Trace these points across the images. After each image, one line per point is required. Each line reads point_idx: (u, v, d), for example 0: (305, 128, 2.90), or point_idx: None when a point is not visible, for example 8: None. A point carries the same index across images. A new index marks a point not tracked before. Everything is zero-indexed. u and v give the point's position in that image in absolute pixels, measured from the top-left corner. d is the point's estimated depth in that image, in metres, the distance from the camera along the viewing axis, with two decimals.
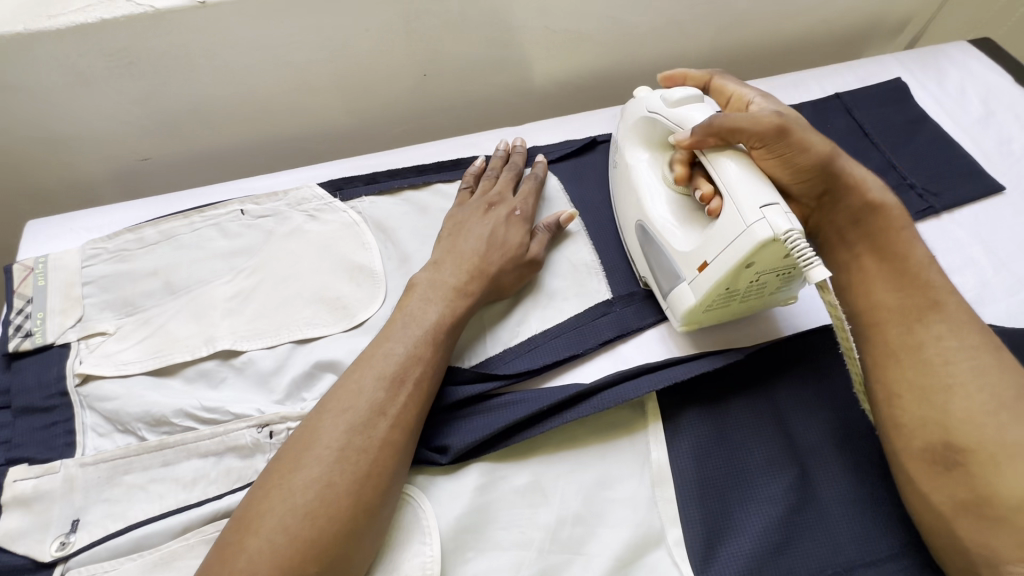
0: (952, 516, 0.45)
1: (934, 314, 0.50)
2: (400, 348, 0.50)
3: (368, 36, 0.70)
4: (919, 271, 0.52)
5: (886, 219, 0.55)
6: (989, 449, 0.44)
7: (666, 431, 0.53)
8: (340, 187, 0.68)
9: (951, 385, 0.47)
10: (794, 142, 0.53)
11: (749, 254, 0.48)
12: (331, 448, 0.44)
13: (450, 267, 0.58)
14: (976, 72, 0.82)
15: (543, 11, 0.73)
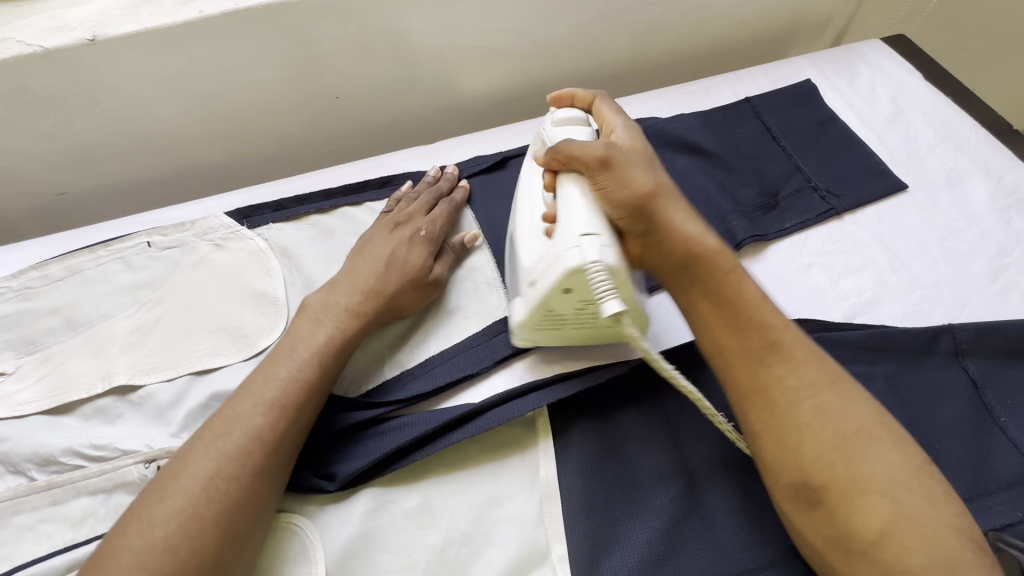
0: (826, 553, 0.42)
1: (774, 354, 0.46)
2: (286, 371, 0.51)
3: (270, 64, 0.70)
4: (748, 311, 0.48)
5: (710, 258, 0.50)
6: (846, 483, 0.41)
7: (557, 446, 0.54)
8: (247, 215, 0.69)
9: (800, 422, 0.43)
10: (618, 174, 0.51)
11: (562, 280, 0.48)
12: (197, 478, 0.44)
13: (346, 291, 0.57)
14: (887, 70, 0.83)
15: (446, 30, 0.74)
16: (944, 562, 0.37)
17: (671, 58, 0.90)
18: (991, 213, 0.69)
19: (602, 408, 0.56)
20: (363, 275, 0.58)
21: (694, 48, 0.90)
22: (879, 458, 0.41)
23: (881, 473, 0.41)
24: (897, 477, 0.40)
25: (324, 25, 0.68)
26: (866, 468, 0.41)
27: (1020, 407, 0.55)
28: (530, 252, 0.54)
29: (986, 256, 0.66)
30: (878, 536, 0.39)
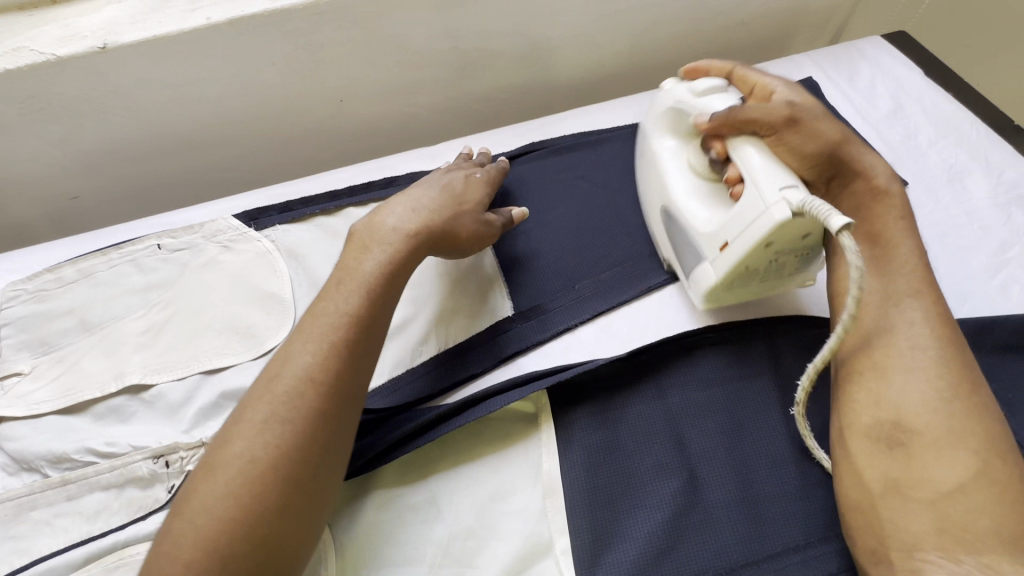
0: (879, 497, 0.46)
1: (911, 300, 0.51)
2: (334, 309, 0.50)
3: (276, 69, 0.71)
4: (921, 268, 0.53)
5: (885, 206, 0.56)
6: (932, 436, 0.46)
7: (559, 440, 0.55)
8: (254, 217, 0.70)
9: (912, 368, 0.48)
10: (805, 131, 0.56)
11: (769, 233, 0.51)
12: (257, 422, 0.45)
13: (407, 209, 0.58)
14: (887, 66, 0.83)
15: (448, 33, 0.75)
16: (1006, 519, 0.43)
17: (671, 58, 0.91)
18: (992, 208, 0.69)
19: (605, 402, 0.57)
20: (423, 199, 0.59)
21: (693, 48, 0.91)
22: (968, 422, 0.46)
23: (973, 437, 0.45)
24: (981, 443, 0.45)
25: (328, 30, 0.69)
26: (953, 427, 0.45)
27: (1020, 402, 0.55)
28: (705, 220, 0.59)
29: (986, 251, 0.66)
30: (950, 487, 0.44)
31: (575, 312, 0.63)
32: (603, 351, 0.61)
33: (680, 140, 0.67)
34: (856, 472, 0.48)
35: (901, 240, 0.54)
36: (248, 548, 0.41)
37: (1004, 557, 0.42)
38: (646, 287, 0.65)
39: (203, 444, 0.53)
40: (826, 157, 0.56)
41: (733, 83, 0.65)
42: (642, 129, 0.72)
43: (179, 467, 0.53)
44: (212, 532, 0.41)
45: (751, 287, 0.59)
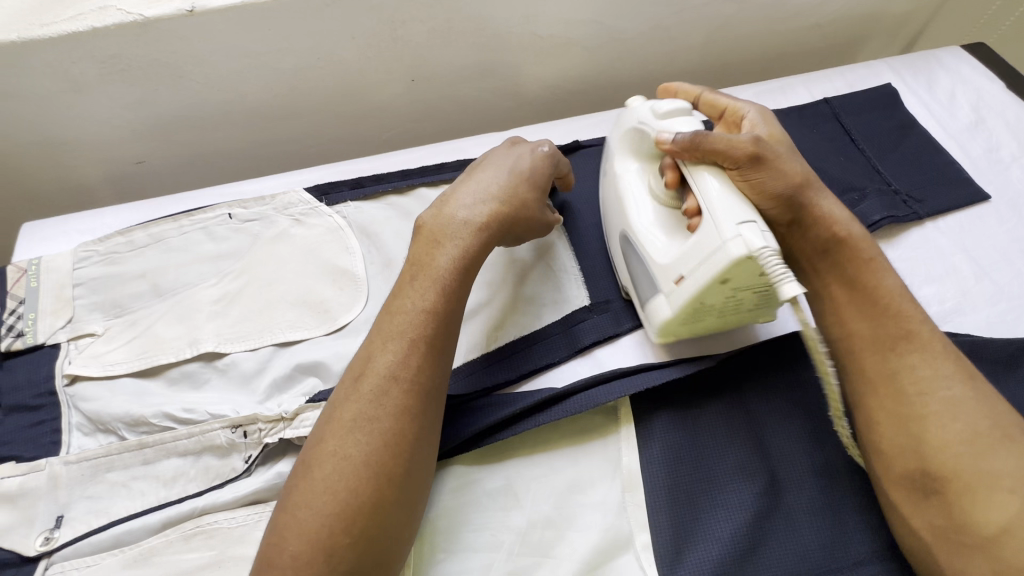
0: (932, 544, 0.46)
1: (907, 346, 0.51)
2: (412, 304, 0.49)
3: (355, 44, 0.71)
4: (909, 312, 0.52)
5: (857, 247, 0.55)
6: (965, 478, 0.46)
7: (638, 434, 0.54)
8: (326, 191, 0.69)
9: (926, 413, 0.48)
10: (768, 166, 0.53)
11: (725, 270, 0.47)
12: (348, 422, 0.45)
13: (474, 196, 0.55)
14: (968, 77, 0.81)
15: (529, 16, 0.73)
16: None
17: (742, 56, 0.89)
18: None
19: (685, 399, 0.56)
20: (490, 186, 0.56)
21: (766, 47, 0.89)
22: (994, 457, 0.46)
23: (1004, 474, 0.45)
24: (1014, 479, 0.45)
25: (412, 7, 0.68)
26: (978, 465, 0.46)
27: None
28: (662, 250, 0.54)
29: None
30: (998, 530, 0.44)
31: None
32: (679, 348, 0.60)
33: (642, 163, 0.62)
34: (902, 520, 0.48)
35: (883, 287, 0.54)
36: (351, 543, 0.41)
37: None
38: None
39: (281, 416, 0.52)
40: (788, 202, 0.54)
41: (700, 108, 0.63)
42: (604, 146, 0.67)
43: (256, 437, 0.52)
44: (315, 528, 0.41)
45: (710, 323, 0.55)
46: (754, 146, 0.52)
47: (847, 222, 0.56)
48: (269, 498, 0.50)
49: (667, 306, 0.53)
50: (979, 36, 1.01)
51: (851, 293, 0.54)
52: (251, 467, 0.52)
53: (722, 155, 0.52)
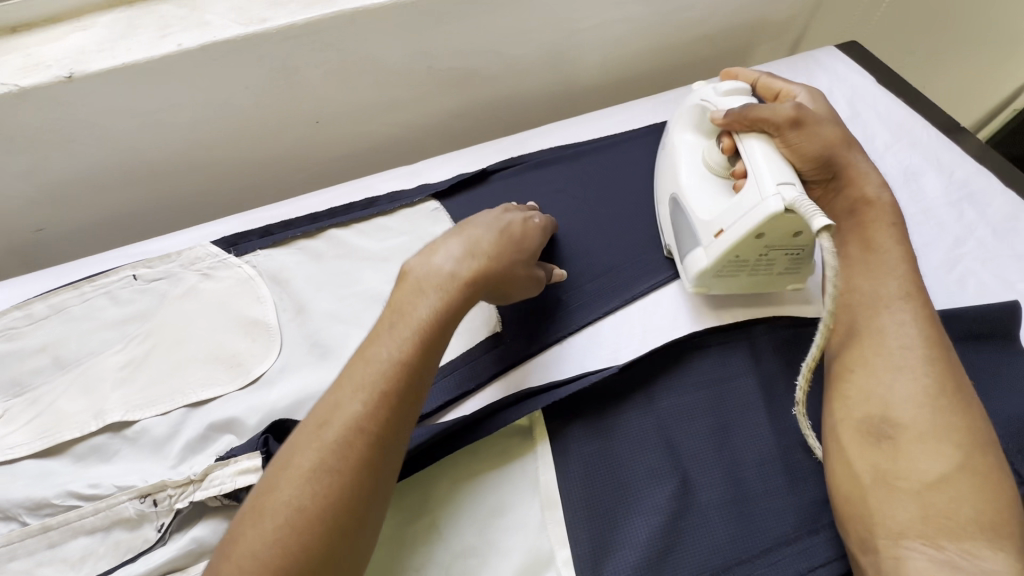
0: (869, 487, 0.47)
1: (903, 303, 0.53)
2: (387, 354, 0.48)
3: (249, 93, 0.71)
4: (906, 277, 0.55)
5: (878, 210, 0.59)
6: (918, 429, 0.47)
7: (553, 451, 0.56)
8: (234, 243, 0.69)
9: (904, 365, 0.50)
10: (805, 129, 0.59)
11: (761, 225, 0.55)
12: (304, 470, 0.43)
13: (461, 249, 0.55)
14: (843, 75, 0.88)
15: (423, 52, 0.75)
16: (984, 509, 0.44)
17: (640, 70, 0.94)
18: (945, 205, 0.74)
19: (597, 411, 0.58)
20: (478, 241, 0.56)
21: (662, 59, 0.93)
22: (953, 418, 0.47)
23: (956, 432, 0.47)
24: (962, 438, 0.46)
25: (302, 53, 0.69)
26: (936, 420, 0.47)
27: (981, 388, 0.59)
28: (706, 206, 0.62)
29: (943, 248, 0.70)
30: (932, 478, 0.45)
31: (562, 323, 0.64)
32: (591, 363, 0.62)
33: (698, 135, 0.69)
34: (845, 461, 0.49)
35: (889, 247, 0.57)
36: None
37: (985, 541, 0.43)
38: (628, 296, 0.66)
39: (190, 479, 0.52)
40: (822, 161, 0.60)
41: (758, 90, 0.71)
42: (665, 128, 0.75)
43: (167, 504, 0.51)
44: None
45: (745, 280, 0.63)
46: (793, 112, 0.59)
47: (878, 187, 0.61)
48: (185, 565, 0.49)
49: (709, 257, 0.60)
50: (857, 32, 1.09)
51: (860, 252, 0.58)
52: (165, 535, 0.51)
53: (761, 125, 0.59)
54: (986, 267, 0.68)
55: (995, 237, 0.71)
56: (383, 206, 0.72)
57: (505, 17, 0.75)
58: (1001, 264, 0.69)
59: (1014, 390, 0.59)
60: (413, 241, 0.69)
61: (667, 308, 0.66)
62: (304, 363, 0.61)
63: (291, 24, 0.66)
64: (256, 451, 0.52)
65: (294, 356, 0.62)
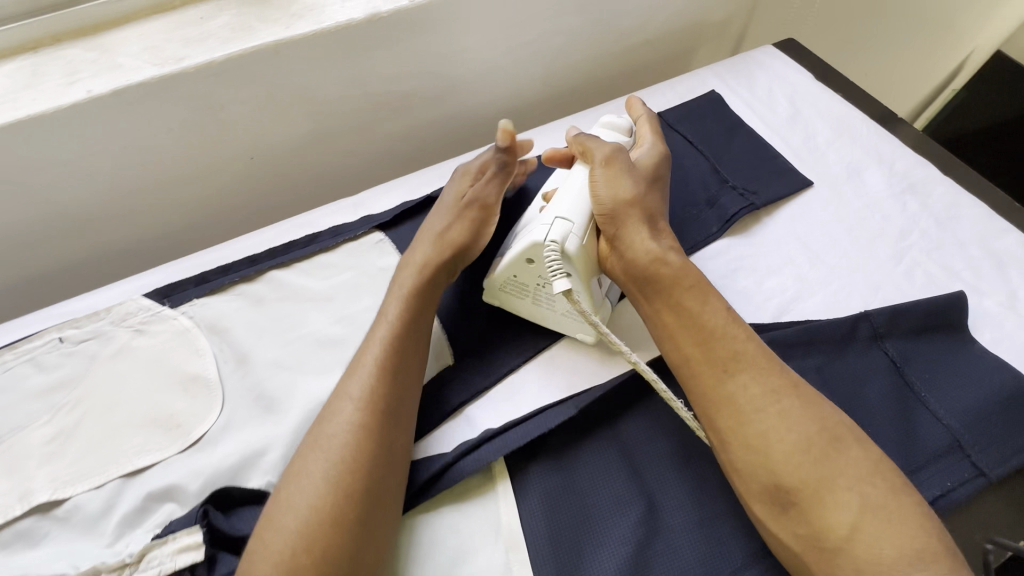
0: (802, 553, 0.46)
1: (737, 365, 0.52)
2: (374, 339, 0.55)
3: (173, 135, 0.68)
4: (736, 326, 0.55)
5: (676, 278, 0.57)
6: (811, 485, 0.46)
7: (514, 488, 0.54)
8: (168, 294, 0.66)
9: (763, 432, 0.49)
10: (609, 176, 0.62)
11: (527, 250, 0.59)
12: (317, 448, 0.49)
13: (422, 241, 0.63)
14: (781, 73, 0.89)
15: (356, 80, 0.73)
16: (905, 539, 0.44)
17: (584, 80, 0.93)
18: (888, 197, 0.75)
19: (559, 442, 0.57)
20: (434, 228, 0.64)
21: (605, 69, 0.93)
22: (834, 460, 0.47)
23: (842, 474, 0.46)
24: (850, 477, 0.46)
25: (227, 90, 0.66)
26: (820, 470, 0.47)
27: (935, 381, 0.59)
28: (526, 219, 0.65)
29: (889, 240, 0.71)
30: (848, 529, 0.44)
31: (515, 352, 0.63)
32: (549, 391, 0.60)
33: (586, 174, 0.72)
34: (767, 531, 0.48)
35: (707, 308, 0.56)
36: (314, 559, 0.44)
37: (918, 573, 0.42)
38: None
39: (125, 561, 0.48)
40: (612, 212, 0.60)
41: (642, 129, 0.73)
42: None
43: None
44: (280, 549, 0.44)
45: (531, 307, 0.63)
46: (607, 155, 0.63)
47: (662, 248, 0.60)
48: None
49: (495, 269, 0.62)
50: (795, 29, 1.11)
51: (670, 313, 0.56)
52: None
53: (587, 158, 0.64)
54: (931, 257, 0.69)
55: (937, 226, 0.72)
56: (325, 242, 0.70)
57: (437, 38, 0.74)
58: (944, 253, 0.70)
59: (965, 381, 0.59)
60: (359, 277, 0.67)
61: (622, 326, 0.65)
62: (248, 418, 0.58)
63: (209, 62, 0.63)
64: (197, 525, 0.49)
65: (238, 412, 0.59)
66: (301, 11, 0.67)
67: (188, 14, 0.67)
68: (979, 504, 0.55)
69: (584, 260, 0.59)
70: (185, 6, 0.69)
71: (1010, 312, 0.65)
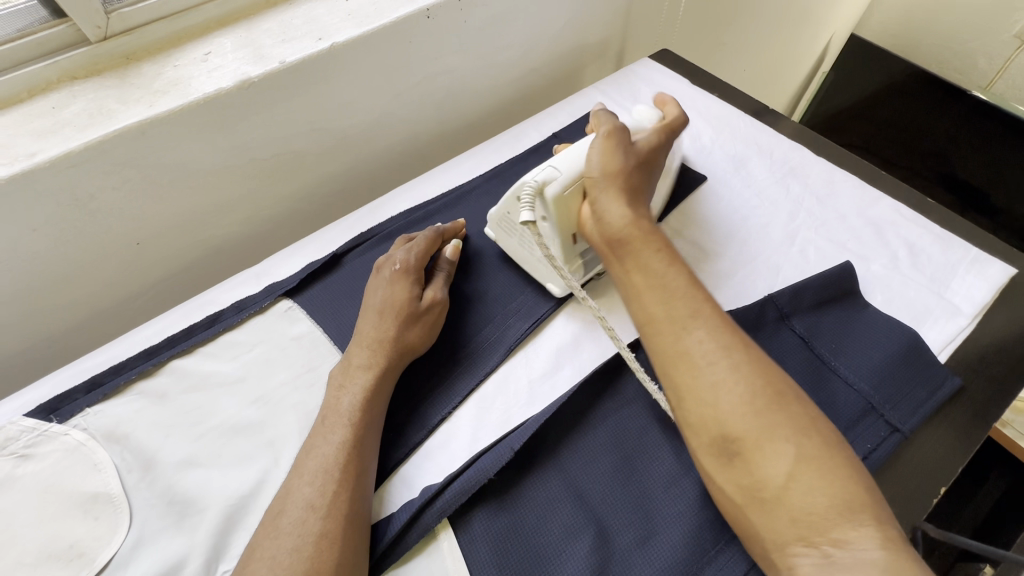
0: (746, 507, 0.44)
1: (694, 323, 0.50)
2: (325, 450, 0.51)
3: (39, 234, 0.62)
4: (696, 290, 0.53)
5: (643, 240, 0.57)
6: (753, 434, 0.44)
7: (459, 539, 0.52)
8: (55, 407, 0.58)
9: (713, 384, 0.47)
10: (608, 145, 0.63)
11: (516, 190, 0.65)
12: (267, 561, 0.45)
13: (360, 345, 0.59)
14: (661, 82, 0.94)
15: (241, 147, 0.71)
16: (836, 488, 0.42)
17: (479, 112, 0.95)
18: (773, 183, 0.80)
19: (501, 484, 0.55)
20: (368, 330, 0.60)
21: (498, 100, 0.95)
22: (776, 412, 0.45)
23: (782, 424, 0.44)
24: (788, 428, 0.44)
25: (95, 176, 0.62)
26: (762, 423, 0.44)
27: (843, 349, 0.63)
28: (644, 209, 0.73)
29: (780, 222, 0.76)
30: (785, 478, 0.43)
31: (446, 398, 0.61)
32: (484, 432, 0.59)
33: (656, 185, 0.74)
34: (715, 487, 0.47)
35: (670, 271, 0.54)
36: None
37: (849, 523, 0.40)
38: (508, 347, 0.65)
39: None
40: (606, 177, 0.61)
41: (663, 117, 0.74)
42: None
43: None
44: None
45: (517, 249, 0.70)
46: (612, 127, 0.65)
47: (635, 218, 0.59)
48: None
49: (497, 207, 0.69)
50: (671, 40, 1.18)
51: (643, 275, 0.55)
52: None
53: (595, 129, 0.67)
54: (819, 233, 0.74)
55: (819, 203, 0.78)
56: (231, 322, 0.66)
57: (319, 94, 0.73)
58: (829, 227, 0.75)
59: (869, 344, 0.63)
60: (270, 350, 0.65)
61: (548, 349, 0.65)
62: (161, 529, 0.52)
63: (67, 153, 0.59)
64: None
65: (148, 525, 0.53)
66: (165, 87, 0.64)
67: (39, 104, 0.63)
68: (899, 459, 0.58)
69: (562, 208, 0.63)
70: (36, 96, 0.64)
71: (895, 272, 0.71)
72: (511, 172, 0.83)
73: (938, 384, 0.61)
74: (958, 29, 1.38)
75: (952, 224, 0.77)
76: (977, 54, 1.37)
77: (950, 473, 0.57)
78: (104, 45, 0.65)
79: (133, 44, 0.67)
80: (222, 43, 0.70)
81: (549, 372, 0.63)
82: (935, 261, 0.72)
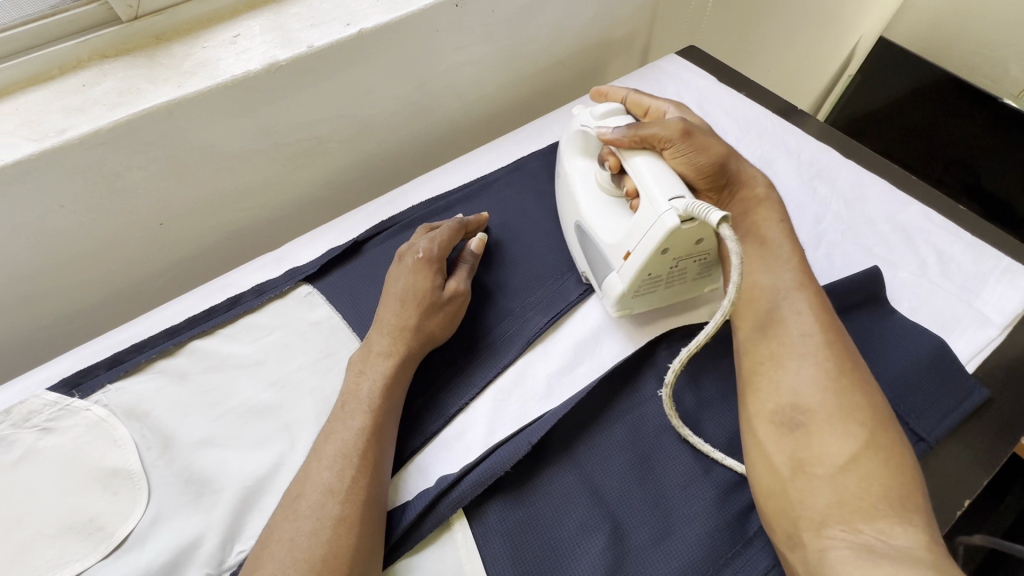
0: (789, 478, 0.47)
1: (789, 300, 0.56)
2: (345, 435, 0.51)
3: (66, 210, 0.63)
4: (800, 271, 0.58)
5: (770, 205, 0.65)
6: (827, 410, 0.48)
7: (474, 531, 0.52)
8: (77, 382, 0.59)
9: (800, 356, 0.52)
10: (696, 142, 0.62)
11: (664, 241, 0.55)
12: (284, 543, 0.45)
13: (381, 332, 0.59)
14: (687, 79, 0.93)
15: (265, 131, 0.71)
16: (893, 481, 0.45)
17: (502, 105, 0.94)
18: (800, 185, 0.79)
19: (516, 477, 0.55)
20: (389, 317, 0.60)
21: (521, 93, 0.95)
22: (854, 397, 0.49)
23: (859, 410, 0.48)
24: (864, 414, 0.48)
25: (122, 155, 0.62)
26: (840, 402, 0.48)
27: (868, 355, 0.61)
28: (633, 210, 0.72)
29: (806, 225, 0.74)
30: (846, 458, 0.46)
31: (464, 390, 0.61)
32: (501, 425, 0.59)
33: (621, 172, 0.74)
34: (764, 454, 0.49)
35: (780, 247, 0.61)
36: None
37: (897, 519, 0.43)
38: (527, 341, 0.64)
39: None
40: (717, 168, 0.64)
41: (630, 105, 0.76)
42: None
43: None
44: None
45: (663, 293, 0.63)
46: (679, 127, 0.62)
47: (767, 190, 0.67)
48: None
49: (623, 282, 0.61)
50: (697, 37, 1.16)
51: (756, 248, 0.61)
52: None
53: (654, 141, 0.62)
54: (846, 237, 0.73)
55: (847, 207, 0.76)
56: (250, 306, 0.66)
57: (345, 80, 0.72)
58: (857, 232, 0.74)
59: (895, 351, 0.62)
60: (288, 335, 0.65)
61: (567, 345, 0.65)
62: (178, 507, 0.53)
63: (96, 131, 0.59)
64: None
65: (166, 502, 0.53)
66: (194, 67, 0.64)
67: (70, 81, 0.63)
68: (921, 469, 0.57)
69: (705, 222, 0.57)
70: (66, 73, 0.64)
71: (923, 280, 0.69)
72: (533, 166, 0.82)
73: (965, 395, 0.60)
74: (992, 34, 1.34)
75: (983, 233, 0.75)
76: (1010, 60, 1.34)
77: (973, 486, 0.56)
78: (135, 25, 0.66)
79: (163, 24, 0.68)
80: (250, 26, 0.70)
81: (568, 368, 0.63)
82: (965, 270, 0.70)
